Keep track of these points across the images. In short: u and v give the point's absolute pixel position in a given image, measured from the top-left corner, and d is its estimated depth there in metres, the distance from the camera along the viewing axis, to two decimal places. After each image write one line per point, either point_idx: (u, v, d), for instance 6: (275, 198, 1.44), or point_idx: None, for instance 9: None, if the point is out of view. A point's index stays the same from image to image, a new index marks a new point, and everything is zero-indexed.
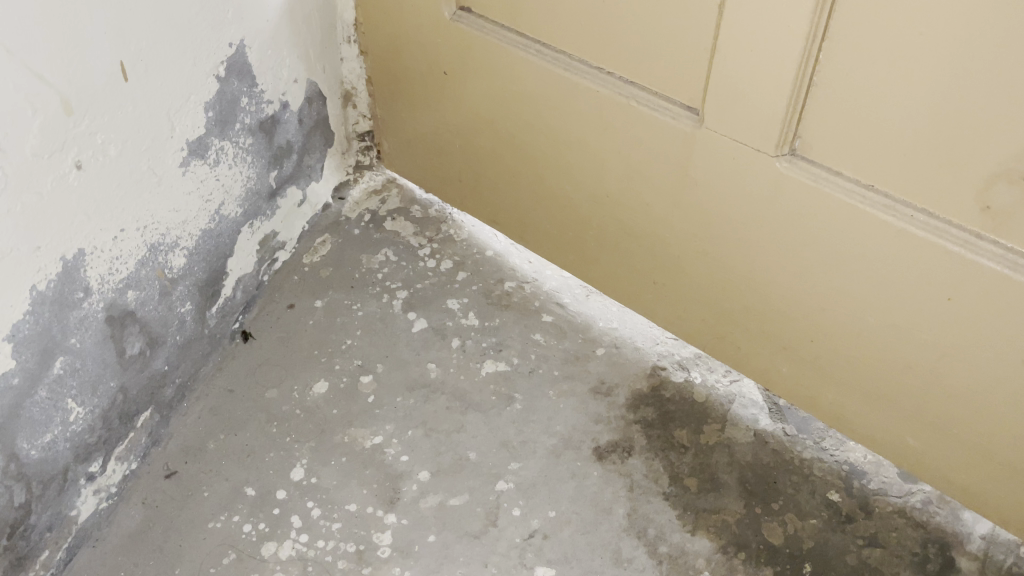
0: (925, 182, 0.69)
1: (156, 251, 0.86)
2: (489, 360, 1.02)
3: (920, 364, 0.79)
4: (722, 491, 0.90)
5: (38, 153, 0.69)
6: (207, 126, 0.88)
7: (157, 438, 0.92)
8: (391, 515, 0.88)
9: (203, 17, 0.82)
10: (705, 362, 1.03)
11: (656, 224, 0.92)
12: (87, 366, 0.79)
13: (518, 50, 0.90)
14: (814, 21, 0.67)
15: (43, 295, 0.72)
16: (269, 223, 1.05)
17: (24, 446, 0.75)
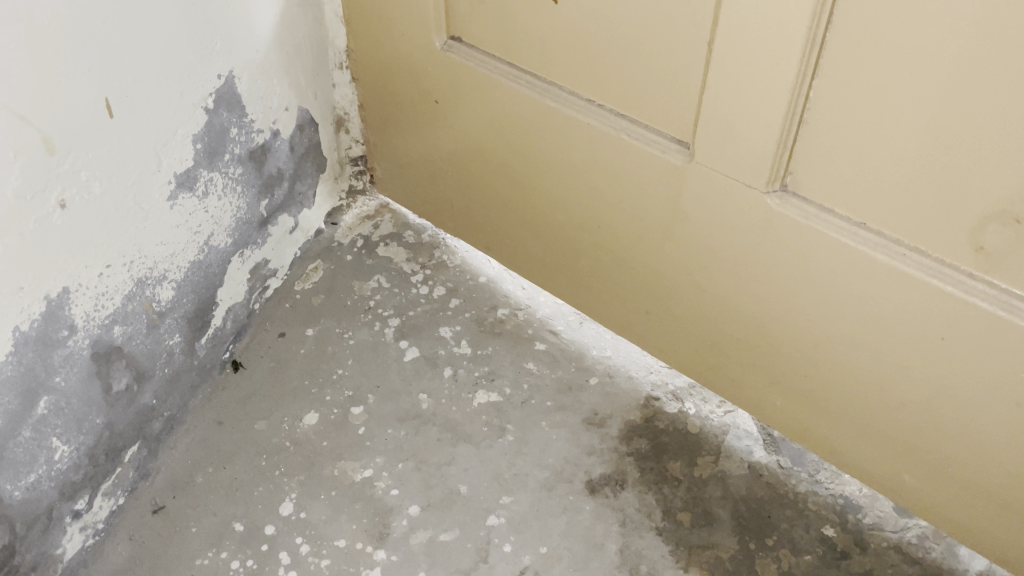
0: (918, 221, 0.69)
1: (144, 285, 0.85)
2: (481, 390, 1.01)
3: (914, 402, 0.78)
4: (716, 525, 0.90)
5: (21, 194, 0.68)
6: (195, 158, 0.87)
7: (145, 472, 0.91)
8: (380, 552, 0.87)
9: (191, 51, 0.82)
10: (699, 392, 1.02)
11: (649, 256, 0.92)
12: (72, 404, 0.79)
13: (510, 80, 0.90)
14: (804, 58, 0.66)
15: (27, 335, 0.72)
16: (260, 251, 1.05)
17: (8, 487, 0.75)
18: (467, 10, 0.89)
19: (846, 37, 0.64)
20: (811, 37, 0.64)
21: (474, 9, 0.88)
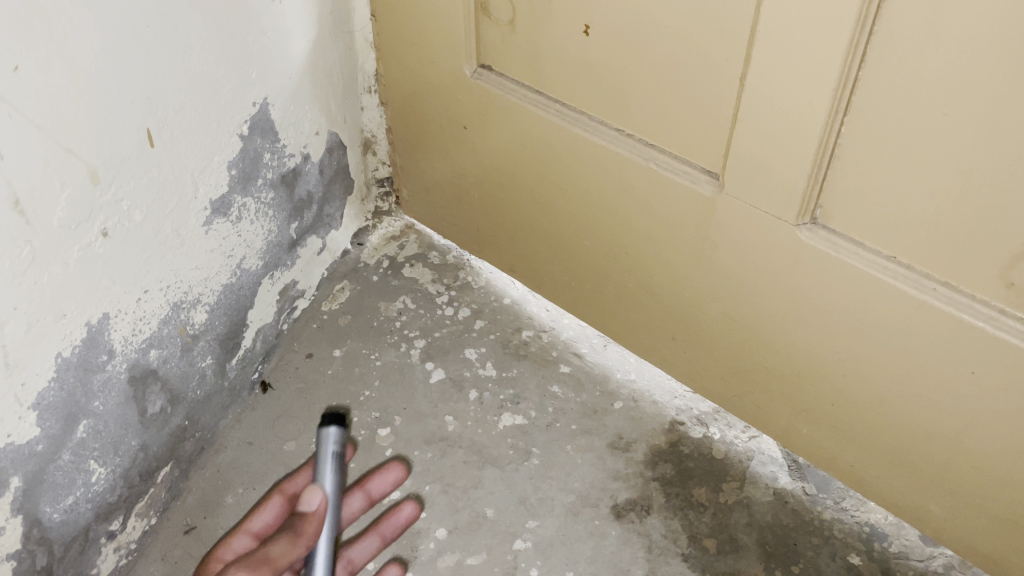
0: (949, 257, 0.69)
1: (178, 309, 0.87)
2: (506, 413, 1.02)
3: (942, 434, 0.79)
4: (741, 553, 0.91)
5: (66, 225, 0.70)
6: (230, 184, 0.89)
7: (177, 493, 0.93)
8: (408, 575, 0.89)
9: (227, 80, 0.83)
10: (724, 417, 1.03)
11: (677, 283, 0.92)
12: (109, 427, 0.81)
13: (539, 110, 0.91)
14: (837, 94, 0.67)
15: (68, 361, 0.74)
16: (289, 273, 1.06)
17: (47, 510, 0.77)
18: (498, 40, 0.90)
19: (881, 74, 0.64)
20: (845, 75, 0.65)
21: (505, 39, 0.89)
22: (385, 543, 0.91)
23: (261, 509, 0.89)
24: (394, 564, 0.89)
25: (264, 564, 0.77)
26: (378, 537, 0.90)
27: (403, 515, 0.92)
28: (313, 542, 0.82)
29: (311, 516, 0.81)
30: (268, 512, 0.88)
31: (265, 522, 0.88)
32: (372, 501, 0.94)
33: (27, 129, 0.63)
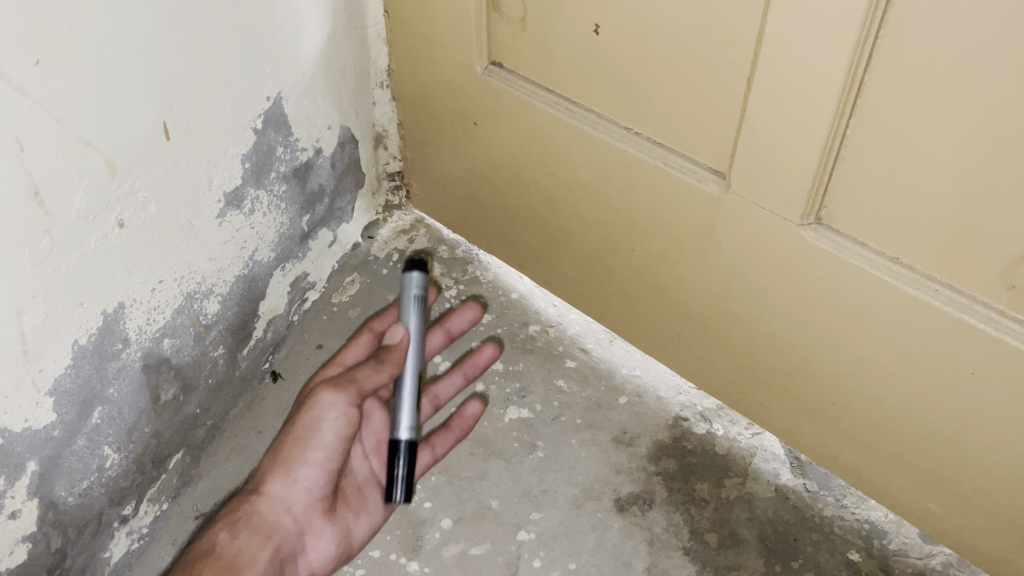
0: (951, 259, 0.70)
1: (192, 299, 0.88)
2: (512, 406, 1.04)
3: (942, 434, 0.80)
4: (742, 547, 0.92)
5: (84, 216, 0.71)
6: (244, 177, 0.90)
7: (187, 479, 0.95)
8: (413, 563, 0.91)
9: (242, 75, 0.85)
10: (727, 414, 1.04)
11: (682, 281, 0.94)
12: (124, 414, 0.83)
13: (549, 107, 0.92)
14: (842, 97, 0.67)
15: (84, 348, 0.75)
16: (300, 265, 1.08)
17: (63, 494, 0.78)
18: (509, 37, 0.91)
19: (886, 78, 0.65)
20: (850, 78, 0.66)
21: (516, 36, 0.90)
22: (466, 377, 1.04)
23: (354, 345, 1.01)
24: (474, 402, 1.01)
25: (348, 385, 0.88)
26: (460, 373, 1.03)
27: (483, 358, 1.05)
28: (401, 366, 0.92)
29: (393, 349, 0.91)
30: (360, 351, 1.01)
31: (358, 354, 1.01)
32: (451, 338, 1.08)
33: (47, 121, 0.65)
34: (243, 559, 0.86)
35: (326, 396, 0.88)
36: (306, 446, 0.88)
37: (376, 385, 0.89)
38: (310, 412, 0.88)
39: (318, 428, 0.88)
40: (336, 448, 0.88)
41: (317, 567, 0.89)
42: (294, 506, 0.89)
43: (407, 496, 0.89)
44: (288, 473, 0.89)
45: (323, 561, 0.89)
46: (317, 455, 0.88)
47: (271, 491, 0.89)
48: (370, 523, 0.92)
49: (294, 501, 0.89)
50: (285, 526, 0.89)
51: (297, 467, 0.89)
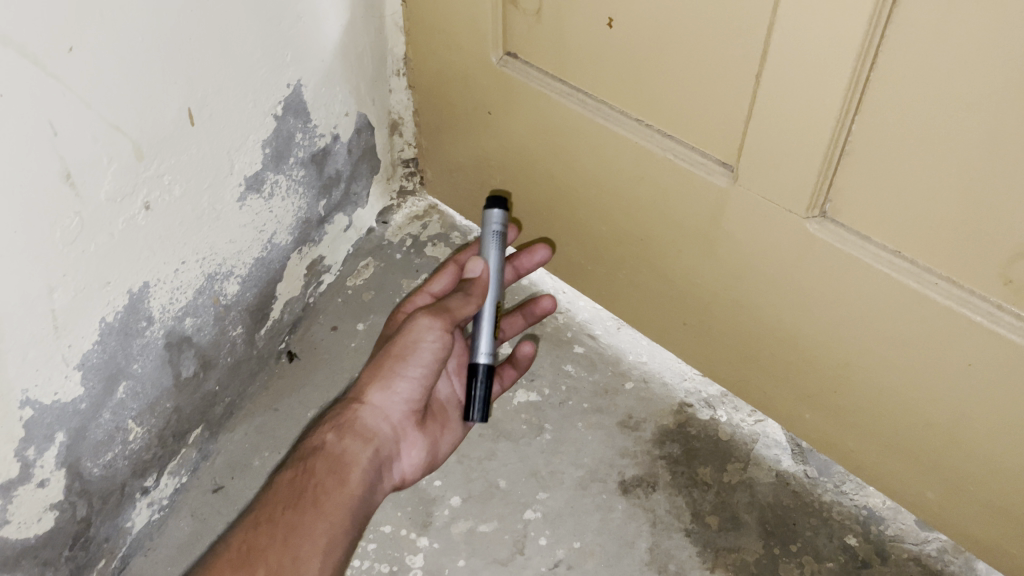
0: (950, 254, 0.72)
1: (213, 279, 0.91)
2: (521, 389, 1.07)
3: (938, 424, 0.82)
4: (742, 530, 0.95)
5: (112, 198, 0.74)
6: (264, 162, 0.93)
7: (206, 454, 0.99)
8: (423, 539, 0.95)
9: (264, 62, 0.87)
10: (731, 401, 1.07)
11: (688, 271, 0.96)
12: (147, 389, 0.86)
13: (562, 98, 0.93)
14: (847, 95, 0.69)
15: (111, 325, 0.79)
16: (317, 248, 1.11)
17: (89, 465, 0.82)
18: (524, 28, 0.93)
19: (889, 77, 0.67)
20: (855, 77, 0.68)
21: (530, 28, 0.92)
22: (527, 320, 1.06)
23: (440, 274, 0.99)
24: (529, 346, 0.99)
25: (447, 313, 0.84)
26: (522, 314, 1.06)
27: (540, 308, 1.04)
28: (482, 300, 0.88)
29: (476, 281, 0.87)
30: (446, 282, 0.99)
31: (443, 285, 0.99)
32: (520, 273, 1.07)
33: (79, 107, 0.68)
34: (349, 462, 0.82)
35: (426, 320, 0.83)
36: (411, 364, 0.83)
37: (466, 315, 0.85)
38: (409, 333, 0.83)
39: (420, 348, 0.83)
40: (437, 368, 0.84)
41: (407, 473, 0.88)
42: (393, 415, 0.86)
43: (485, 418, 0.87)
44: (391, 384, 0.84)
45: (413, 468, 0.88)
46: (419, 372, 0.84)
47: (374, 401, 0.85)
48: (453, 437, 0.93)
49: (396, 411, 0.86)
50: (385, 433, 0.85)
51: (401, 379, 0.84)
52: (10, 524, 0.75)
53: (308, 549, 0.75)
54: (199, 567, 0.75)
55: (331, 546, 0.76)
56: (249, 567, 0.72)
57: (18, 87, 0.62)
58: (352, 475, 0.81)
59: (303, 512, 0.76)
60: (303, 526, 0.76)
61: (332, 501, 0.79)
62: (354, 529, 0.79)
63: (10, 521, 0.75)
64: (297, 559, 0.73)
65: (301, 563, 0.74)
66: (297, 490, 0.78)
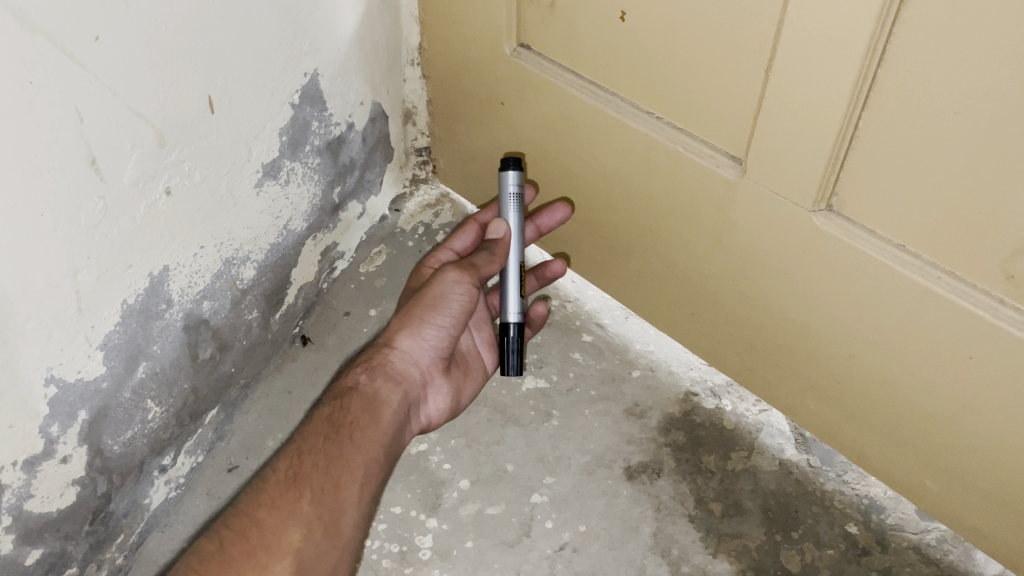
0: (954, 249, 0.73)
1: (230, 264, 0.94)
2: (530, 376, 1.09)
3: (939, 415, 0.83)
4: (745, 517, 0.97)
5: (135, 183, 0.76)
6: (281, 149, 0.95)
7: (221, 434, 1.02)
8: (432, 520, 0.97)
9: (282, 51, 0.89)
10: (736, 390, 1.08)
11: (696, 262, 0.97)
12: (165, 369, 0.88)
13: (574, 90, 0.95)
14: (855, 91, 0.70)
15: (132, 307, 0.81)
16: (331, 235, 1.13)
17: (109, 442, 0.85)
18: (538, 21, 0.94)
19: (896, 73, 0.68)
20: (863, 73, 0.69)
21: (544, 20, 0.93)
22: (539, 283, 1.11)
23: (462, 232, 1.01)
24: (541, 302, 1.03)
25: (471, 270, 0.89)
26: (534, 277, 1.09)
27: (552, 270, 1.07)
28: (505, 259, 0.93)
29: (500, 242, 0.92)
30: (468, 240, 1.02)
31: (464, 243, 1.02)
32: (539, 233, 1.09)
33: (104, 94, 0.69)
34: (382, 401, 0.84)
35: (453, 275, 0.87)
36: (440, 314, 0.87)
37: (489, 273, 0.91)
38: (437, 285, 0.88)
39: (448, 299, 0.87)
40: (464, 319, 0.89)
41: (432, 417, 0.93)
42: (422, 361, 0.89)
43: (518, 373, 0.94)
44: (420, 332, 0.88)
45: (437, 412, 0.93)
46: (448, 321, 0.88)
47: (404, 347, 0.88)
48: (473, 385, 0.98)
49: (424, 356, 0.89)
50: (414, 378, 0.88)
51: (431, 327, 0.88)
52: (33, 498, 0.78)
53: (349, 477, 0.76)
54: (240, 493, 0.76)
55: (369, 476, 0.78)
56: (294, 490, 0.73)
57: (47, 74, 0.64)
58: (385, 413, 0.84)
59: (342, 443, 0.78)
60: (343, 456, 0.77)
61: (368, 434, 0.80)
62: (388, 463, 0.81)
63: (34, 495, 0.78)
64: (338, 485, 0.75)
65: (342, 490, 0.75)
66: (335, 422, 0.79)
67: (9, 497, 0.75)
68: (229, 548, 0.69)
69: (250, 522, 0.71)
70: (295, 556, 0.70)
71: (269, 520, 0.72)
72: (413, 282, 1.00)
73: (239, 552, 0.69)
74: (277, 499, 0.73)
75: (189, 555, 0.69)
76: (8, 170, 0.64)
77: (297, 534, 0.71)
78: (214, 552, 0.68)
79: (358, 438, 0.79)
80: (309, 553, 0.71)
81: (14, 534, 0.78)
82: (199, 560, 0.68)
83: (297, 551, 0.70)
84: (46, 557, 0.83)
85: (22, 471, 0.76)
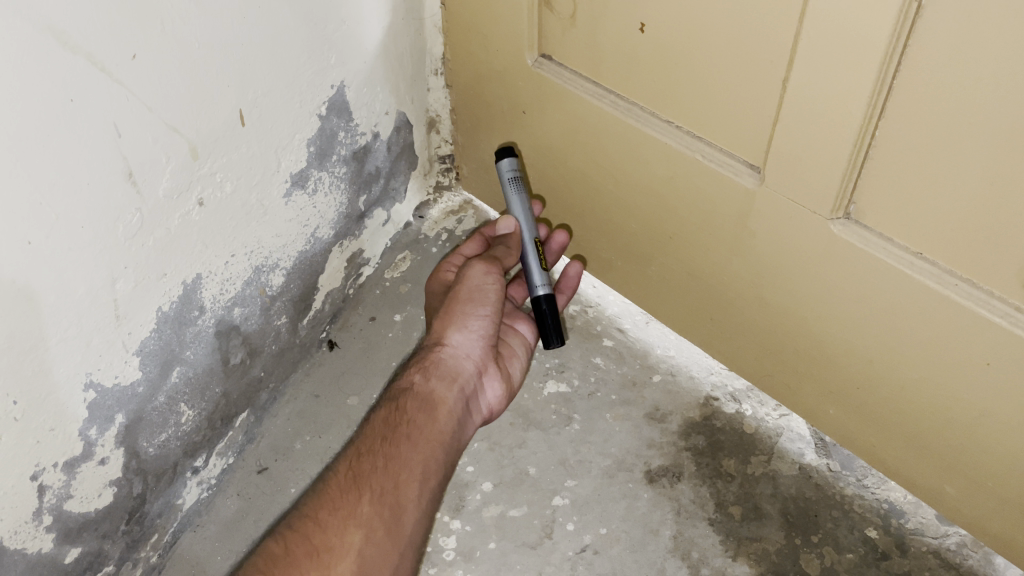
0: (971, 259, 0.74)
1: (260, 272, 0.97)
2: (551, 380, 1.11)
3: (959, 421, 0.84)
4: (765, 521, 0.98)
5: (170, 196, 0.79)
6: (308, 159, 0.97)
7: (252, 436, 1.05)
8: (456, 521, 0.99)
9: (309, 65, 0.91)
10: (757, 395, 1.10)
11: (716, 268, 0.99)
12: (197, 374, 0.92)
13: (594, 100, 0.96)
14: (871, 103, 0.71)
15: (166, 314, 0.84)
16: (357, 242, 1.15)
17: (145, 444, 0.88)
18: (559, 32, 0.96)
19: (913, 83, 0.68)
20: (879, 83, 0.69)
21: (565, 31, 0.95)
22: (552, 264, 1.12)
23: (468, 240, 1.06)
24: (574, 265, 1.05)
25: (495, 262, 0.95)
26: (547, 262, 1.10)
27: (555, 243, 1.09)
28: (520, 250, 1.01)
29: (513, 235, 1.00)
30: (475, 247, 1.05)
31: (474, 250, 1.06)
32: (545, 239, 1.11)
33: (142, 110, 0.72)
34: (439, 399, 0.87)
35: (480, 267, 0.94)
36: (479, 305, 0.92)
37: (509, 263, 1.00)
38: (470, 280, 0.93)
39: (484, 290, 0.93)
40: (500, 307, 0.94)
41: (491, 405, 0.95)
42: (474, 353, 0.92)
43: (563, 341, 0.97)
44: (467, 323, 0.92)
45: (494, 400, 0.96)
46: (488, 310, 0.93)
47: (454, 342, 0.91)
48: (520, 367, 1.00)
49: (474, 349, 0.92)
50: (468, 370, 0.91)
51: (474, 318, 0.92)
52: (73, 499, 0.81)
53: (408, 476, 0.78)
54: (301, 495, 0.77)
55: (427, 474, 0.80)
56: (355, 491, 0.75)
57: (88, 93, 0.66)
58: (443, 409, 0.86)
59: (400, 442, 0.80)
60: (402, 456, 0.79)
61: (425, 433, 0.83)
62: (446, 459, 0.84)
63: (73, 496, 0.81)
64: (397, 484, 0.77)
65: (402, 489, 0.77)
66: (392, 423, 0.82)
67: (50, 497, 0.79)
68: (293, 550, 0.70)
69: (312, 524, 0.73)
70: (357, 556, 0.72)
71: (330, 521, 0.73)
72: (433, 286, 1.04)
73: (302, 554, 0.70)
74: (337, 500, 0.75)
75: (254, 558, 0.70)
76: (51, 185, 0.67)
77: (359, 534, 0.73)
78: (280, 555, 0.70)
79: (416, 437, 0.82)
80: (371, 552, 0.73)
81: (55, 533, 0.81)
82: (264, 562, 0.69)
83: (358, 550, 0.72)
84: (84, 555, 0.86)
85: (63, 473, 0.79)
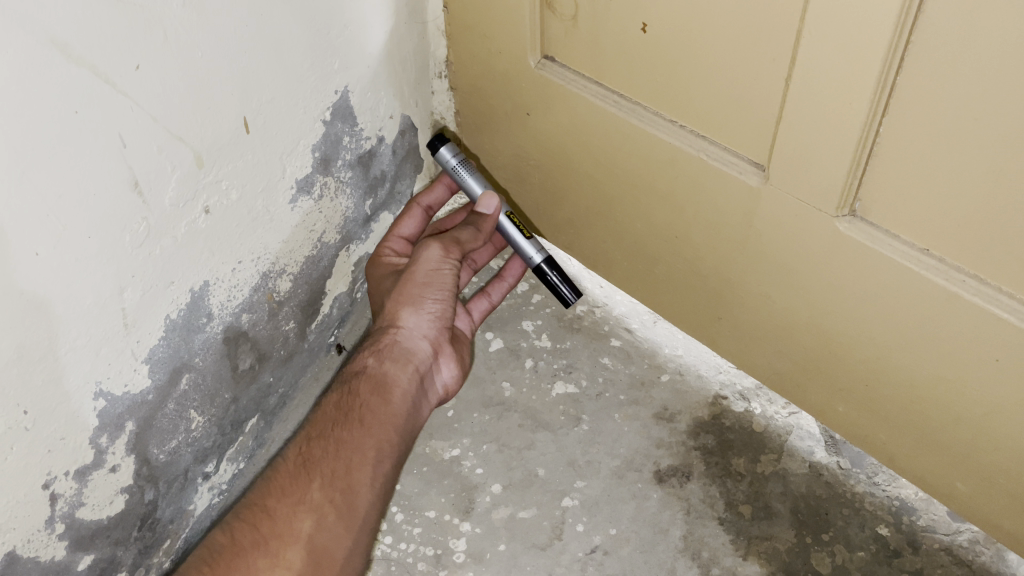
0: (980, 256, 0.73)
1: (267, 277, 0.97)
2: (559, 381, 1.11)
3: (969, 418, 0.84)
4: (775, 520, 0.98)
5: (175, 204, 0.79)
6: (314, 165, 0.97)
7: (261, 441, 1.08)
8: (466, 524, 0.99)
9: (312, 71, 0.91)
10: (765, 393, 1.10)
11: (722, 266, 0.98)
12: (206, 380, 0.92)
13: (597, 100, 0.96)
14: (874, 100, 0.71)
15: (175, 322, 0.85)
16: (363, 246, 1.15)
17: (155, 450, 0.89)
18: (561, 33, 0.96)
19: (918, 80, 0.68)
20: (882, 82, 0.69)
21: (568, 32, 0.95)
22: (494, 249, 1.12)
23: (407, 218, 1.08)
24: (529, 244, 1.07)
25: (452, 246, 0.96)
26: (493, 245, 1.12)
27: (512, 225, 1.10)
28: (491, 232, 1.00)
29: (488, 218, 0.99)
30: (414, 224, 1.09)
31: (410, 227, 1.09)
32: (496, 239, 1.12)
33: (146, 120, 0.73)
34: (392, 382, 0.90)
35: (437, 249, 0.95)
36: (433, 288, 0.95)
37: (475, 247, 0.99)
38: (425, 265, 0.95)
39: (440, 273, 0.96)
40: (456, 288, 0.97)
41: (448, 384, 0.99)
42: (428, 333, 0.95)
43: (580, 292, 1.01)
44: (421, 306, 0.95)
45: (451, 379, 0.99)
46: (443, 293, 0.96)
47: (407, 325, 0.95)
48: (468, 348, 1.04)
49: (428, 329, 0.95)
50: (422, 352, 0.95)
51: (429, 300, 0.95)
52: (85, 506, 0.82)
53: (360, 459, 0.82)
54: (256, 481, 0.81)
55: (380, 456, 0.83)
56: (306, 476, 0.79)
57: (92, 105, 0.67)
58: (396, 391, 0.90)
59: (352, 426, 0.84)
60: (353, 439, 0.83)
61: (379, 416, 0.86)
62: (402, 439, 0.87)
63: (85, 503, 0.82)
64: (349, 468, 0.80)
65: (355, 472, 0.81)
66: (345, 407, 0.86)
67: (62, 506, 0.79)
68: (240, 539, 0.74)
69: (261, 512, 0.77)
70: (306, 540, 0.76)
71: (279, 508, 0.77)
72: (376, 270, 1.07)
73: (249, 542, 0.74)
74: (287, 486, 0.78)
75: (204, 549, 0.74)
76: (58, 197, 0.67)
77: (309, 520, 0.77)
78: (226, 546, 0.73)
79: (368, 420, 0.85)
80: (321, 536, 0.76)
81: (67, 540, 0.81)
82: (211, 553, 0.73)
83: (309, 535, 0.76)
84: (97, 562, 0.87)
85: (75, 481, 0.80)
